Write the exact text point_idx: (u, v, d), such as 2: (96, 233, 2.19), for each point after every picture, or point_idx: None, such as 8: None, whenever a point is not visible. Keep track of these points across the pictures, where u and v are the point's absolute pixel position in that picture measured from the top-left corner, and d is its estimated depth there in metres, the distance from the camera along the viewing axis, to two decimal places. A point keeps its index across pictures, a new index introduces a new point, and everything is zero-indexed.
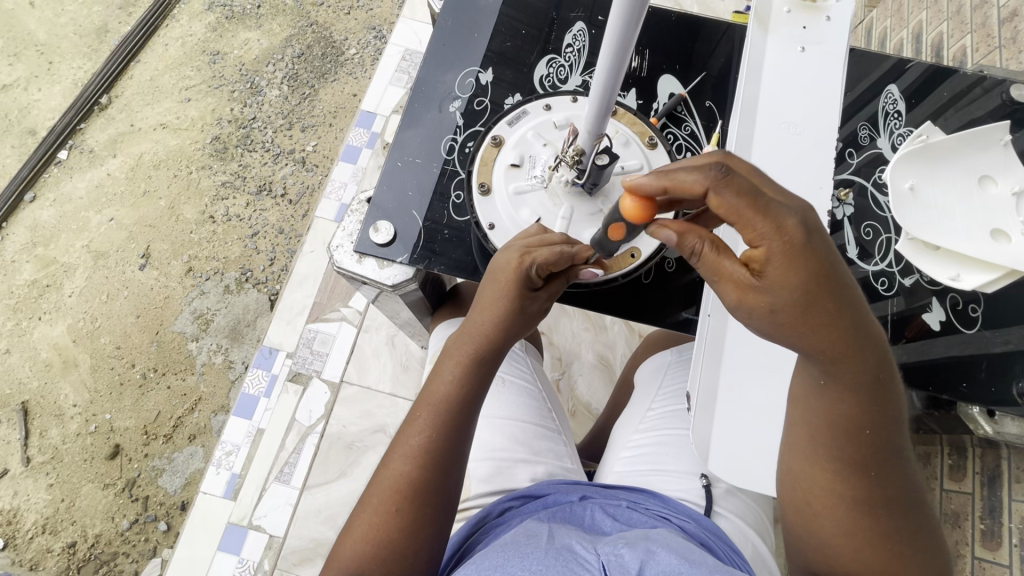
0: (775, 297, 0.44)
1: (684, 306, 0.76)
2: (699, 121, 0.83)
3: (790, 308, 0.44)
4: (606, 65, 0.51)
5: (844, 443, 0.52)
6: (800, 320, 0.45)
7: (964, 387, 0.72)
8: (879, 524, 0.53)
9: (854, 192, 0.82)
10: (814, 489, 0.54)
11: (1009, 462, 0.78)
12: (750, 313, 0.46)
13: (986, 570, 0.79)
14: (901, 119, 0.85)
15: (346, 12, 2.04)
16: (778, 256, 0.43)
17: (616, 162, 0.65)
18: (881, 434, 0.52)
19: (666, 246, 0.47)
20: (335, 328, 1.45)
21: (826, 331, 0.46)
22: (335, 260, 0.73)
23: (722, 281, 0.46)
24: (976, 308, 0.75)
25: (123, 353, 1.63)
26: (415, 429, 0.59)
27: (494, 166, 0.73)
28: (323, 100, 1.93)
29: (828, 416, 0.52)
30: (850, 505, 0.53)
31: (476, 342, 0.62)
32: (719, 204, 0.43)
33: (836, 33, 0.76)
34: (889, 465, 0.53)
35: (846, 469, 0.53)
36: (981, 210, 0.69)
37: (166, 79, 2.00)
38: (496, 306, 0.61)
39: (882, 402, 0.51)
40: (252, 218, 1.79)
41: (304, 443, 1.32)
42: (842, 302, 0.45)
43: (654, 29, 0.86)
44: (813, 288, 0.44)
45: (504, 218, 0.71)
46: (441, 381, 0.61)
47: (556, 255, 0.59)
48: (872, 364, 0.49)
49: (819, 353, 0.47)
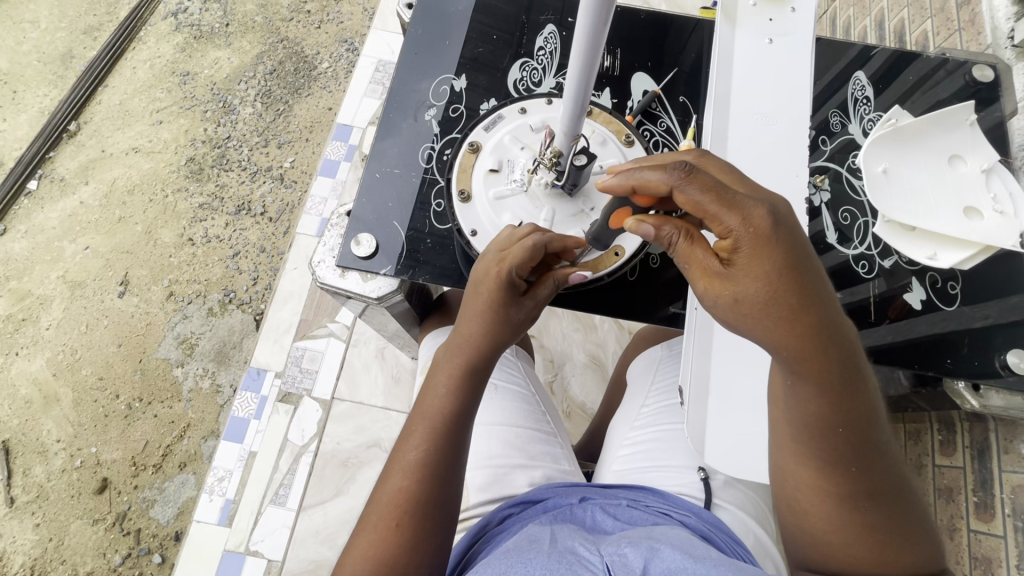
0: (740, 288, 0.47)
1: (671, 300, 0.76)
2: (675, 116, 0.83)
3: (757, 297, 0.46)
4: (581, 60, 0.50)
5: (822, 441, 0.52)
6: (765, 313, 0.47)
7: (949, 363, 0.72)
8: (868, 515, 0.54)
9: (829, 178, 0.83)
10: (800, 484, 0.55)
11: (997, 434, 0.80)
12: (715, 302, 0.48)
13: (981, 542, 0.80)
14: (870, 105, 0.87)
15: (316, 26, 2.03)
16: (747, 243, 0.45)
17: (594, 162, 0.64)
18: (856, 432, 0.52)
19: (646, 238, 0.51)
20: (323, 344, 1.44)
21: (794, 327, 0.47)
22: (318, 276, 0.71)
23: (693, 268, 0.49)
24: (954, 285, 0.76)
25: (106, 384, 1.60)
26: (411, 444, 0.59)
27: (473, 173, 0.72)
28: (298, 116, 1.91)
29: (803, 416, 0.52)
30: (836, 501, 0.54)
31: (469, 353, 0.61)
32: (683, 200, 0.47)
33: (801, 24, 0.78)
34: (868, 460, 0.53)
35: (825, 467, 0.53)
36: (953, 188, 0.71)
37: (136, 102, 1.97)
38: (484, 317, 0.61)
39: (854, 401, 0.51)
40: (232, 238, 1.76)
41: (298, 463, 1.31)
42: (808, 297, 0.47)
43: (623, 28, 0.87)
44: (783, 282, 0.46)
45: (486, 224, 0.69)
46: (436, 396, 0.61)
47: (531, 251, 0.58)
48: (838, 360, 0.49)
49: (786, 352, 0.48)
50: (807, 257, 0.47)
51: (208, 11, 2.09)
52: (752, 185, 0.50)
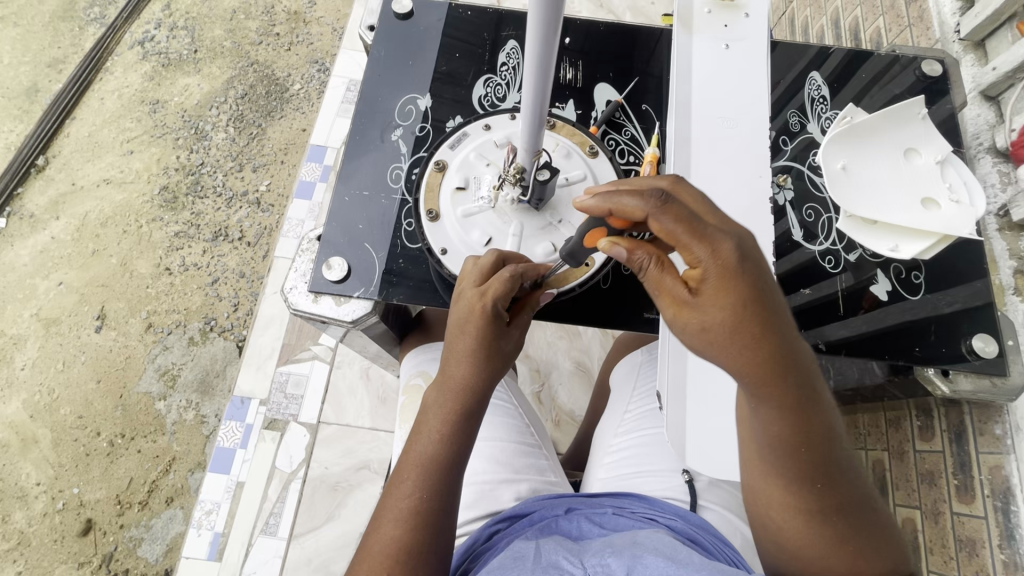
0: (706, 315, 0.47)
1: (645, 306, 0.76)
2: (639, 124, 0.85)
3: (722, 323, 0.47)
4: (535, 73, 0.51)
5: (790, 460, 0.52)
6: (727, 340, 0.48)
7: (918, 351, 0.74)
8: (838, 531, 0.54)
9: (791, 177, 0.85)
10: (771, 504, 0.55)
11: (971, 417, 0.82)
12: (682, 328, 0.49)
13: (964, 524, 0.82)
14: (827, 103, 0.90)
15: (286, 48, 2.03)
16: (713, 275, 0.47)
17: (557, 177, 0.65)
18: (820, 448, 0.53)
19: (617, 260, 0.51)
20: (308, 367, 1.43)
21: (752, 352, 0.48)
22: (290, 303, 0.70)
23: (663, 297, 0.50)
24: (918, 274, 0.78)
25: (86, 422, 1.56)
26: (403, 491, 0.58)
27: (440, 192, 0.72)
28: (272, 138, 1.91)
29: (770, 437, 0.52)
30: (807, 518, 0.54)
31: (459, 396, 0.60)
32: (658, 228, 0.48)
33: (754, 29, 0.80)
34: (832, 475, 0.54)
35: (794, 485, 0.53)
36: (911, 180, 0.73)
37: (106, 133, 1.95)
38: (474, 357, 0.60)
39: (814, 419, 0.52)
40: (211, 265, 1.74)
41: (288, 491, 1.28)
42: (768, 325, 0.48)
43: (587, 40, 0.88)
44: (746, 311, 0.47)
45: (455, 242, 0.69)
46: (425, 441, 0.60)
47: (511, 284, 0.60)
48: (796, 381, 0.50)
49: (747, 376, 0.49)
50: (767, 285, 0.48)
51: (176, 38, 2.08)
52: (725, 217, 0.50)
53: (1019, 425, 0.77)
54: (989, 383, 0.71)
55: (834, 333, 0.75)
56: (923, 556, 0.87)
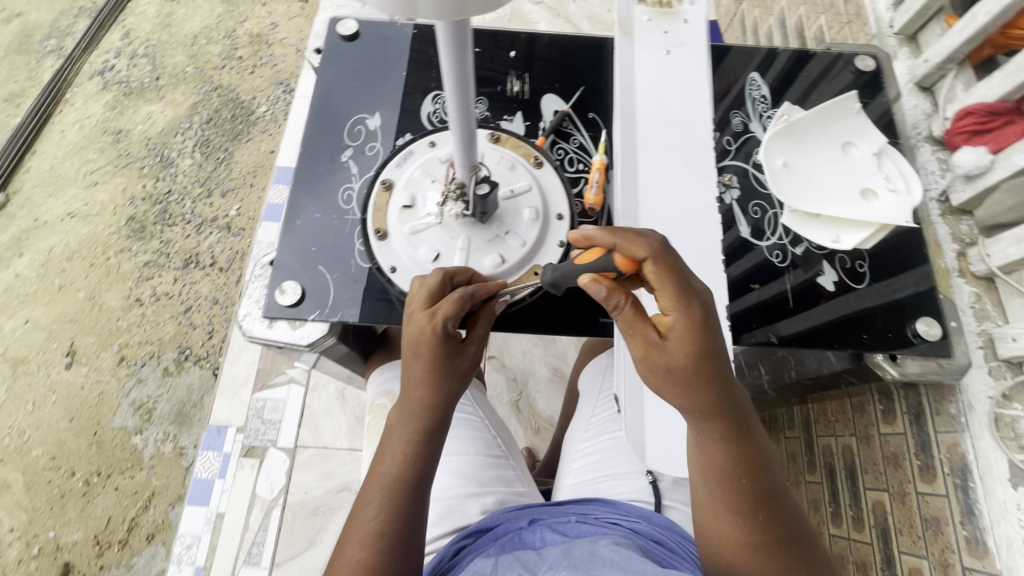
0: (672, 358, 0.53)
1: (599, 311, 0.76)
2: (586, 132, 0.86)
3: (684, 364, 0.53)
4: (456, 100, 0.47)
5: (733, 488, 0.55)
6: (684, 379, 0.53)
7: (866, 338, 0.75)
8: (782, 562, 0.55)
9: (736, 175, 0.86)
10: (722, 537, 0.56)
11: (928, 398, 0.85)
12: (651, 368, 0.54)
13: (929, 503, 0.83)
14: (767, 102, 0.92)
15: (249, 71, 2.02)
16: (680, 327, 0.53)
17: (498, 190, 0.63)
18: (758, 479, 0.56)
19: (598, 297, 0.55)
20: (284, 392, 1.41)
21: (693, 387, 0.54)
22: (245, 329, 0.72)
23: (636, 338, 0.55)
24: (862, 264, 0.80)
25: (60, 462, 1.52)
26: (368, 514, 0.57)
27: (388, 211, 0.71)
28: (240, 162, 1.89)
29: (713, 464, 0.55)
30: (754, 549, 0.55)
31: (419, 416, 0.59)
32: (654, 272, 0.53)
33: (693, 34, 0.82)
34: (774, 506, 0.56)
35: (739, 516, 0.55)
36: (851, 173, 0.75)
37: (68, 166, 1.92)
38: (429, 378, 0.59)
39: (750, 450, 0.56)
40: (183, 293, 1.71)
41: (270, 518, 1.27)
42: (714, 365, 0.54)
43: (553, 49, 0.90)
44: (701, 354, 0.53)
45: (405, 260, 0.69)
46: (388, 463, 0.59)
47: (462, 303, 0.61)
48: (732, 413, 0.55)
49: (689, 407, 0.54)
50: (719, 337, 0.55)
51: (137, 67, 2.06)
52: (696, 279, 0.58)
53: (971, 404, 0.79)
54: (935, 364, 0.75)
55: (785, 328, 0.76)
56: (893, 538, 0.88)
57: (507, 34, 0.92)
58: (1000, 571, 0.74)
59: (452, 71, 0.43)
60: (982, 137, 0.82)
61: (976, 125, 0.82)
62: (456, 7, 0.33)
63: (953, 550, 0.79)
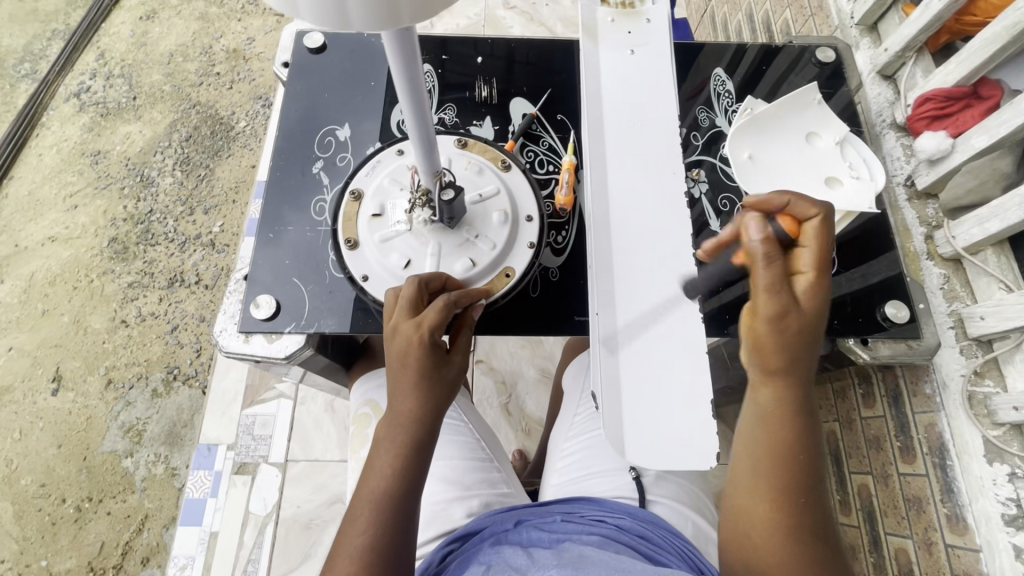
0: (798, 320, 0.54)
1: (574, 310, 0.77)
2: (555, 134, 0.87)
3: (803, 327, 0.54)
4: (410, 108, 0.48)
5: (781, 460, 0.54)
6: (792, 338, 0.54)
7: (836, 323, 0.79)
8: (813, 552, 0.52)
9: (704, 169, 0.88)
10: (755, 513, 0.54)
11: (904, 379, 0.85)
12: (773, 323, 0.54)
13: (910, 483, 0.84)
14: (732, 97, 0.94)
15: (228, 87, 2.02)
16: (811, 293, 0.55)
17: (463, 195, 0.64)
18: (809, 465, 0.54)
19: (757, 242, 0.54)
20: (274, 407, 1.40)
21: (790, 347, 0.55)
22: (221, 345, 0.70)
23: (774, 293, 0.54)
24: (831, 251, 0.84)
25: (50, 490, 1.50)
26: (357, 529, 0.56)
27: (358, 220, 0.72)
28: (221, 178, 1.88)
29: (768, 431, 0.55)
30: (788, 531, 0.52)
31: (407, 428, 0.59)
32: (815, 240, 0.55)
33: (656, 33, 0.84)
34: (816, 497, 0.54)
35: (779, 495, 0.53)
36: (814, 162, 0.77)
37: (47, 190, 1.90)
38: (417, 390, 0.58)
39: (808, 433, 0.55)
40: (168, 312, 1.70)
41: (264, 535, 1.26)
42: (810, 332, 0.55)
43: (533, 50, 0.91)
44: (814, 322, 0.55)
45: (376, 268, 0.70)
46: (377, 476, 0.58)
47: (445, 312, 0.60)
48: (801, 388, 0.56)
49: (770, 363, 0.55)
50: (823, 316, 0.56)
51: (113, 87, 2.05)
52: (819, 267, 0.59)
53: (945, 382, 0.80)
54: (904, 346, 0.77)
55: None
56: (879, 520, 0.91)
57: (483, 40, 0.93)
58: (980, 547, 0.74)
59: (404, 82, 0.44)
60: (942, 122, 0.83)
61: (935, 111, 0.84)
62: (387, 15, 0.34)
63: (936, 528, 0.80)
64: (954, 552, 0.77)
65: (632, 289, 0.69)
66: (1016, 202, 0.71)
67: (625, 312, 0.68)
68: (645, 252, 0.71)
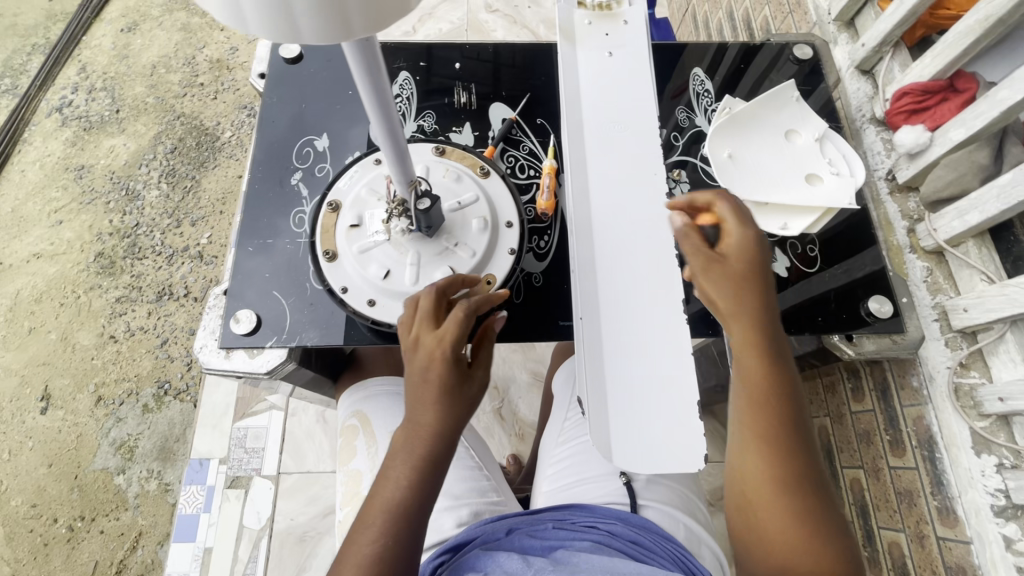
0: (734, 270, 0.58)
1: (559, 315, 0.77)
2: (535, 138, 0.87)
3: (739, 275, 0.58)
4: (379, 122, 0.47)
5: (760, 407, 0.55)
6: (732, 287, 0.58)
7: (820, 320, 0.79)
8: (801, 497, 0.52)
9: (686, 170, 0.88)
10: (744, 462, 0.55)
11: (891, 373, 0.86)
12: (709, 280, 0.59)
13: (901, 476, 0.84)
14: (711, 96, 0.94)
15: (212, 97, 2.01)
16: (739, 245, 0.59)
17: (440, 203, 0.63)
18: (789, 410, 0.55)
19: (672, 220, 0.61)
20: (266, 419, 1.39)
21: (739, 296, 0.58)
22: (202, 362, 0.70)
23: (702, 255, 0.60)
24: (814, 248, 0.85)
25: (41, 510, 1.48)
26: (366, 537, 0.53)
27: (336, 232, 0.71)
28: (207, 189, 1.87)
29: (745, 379, 0.57)
30: (774, 478, 0.53)
31: (427, 442, 0.56)
32: (726, 202, 0.61)
33: (633, 34, 0.84)
34: (802, 443, 0.54)
35: (764, 442, 0.54)
36: (793, 159, 0.77)
37: (31, 206, 1.88)
38: (440, 405, 0.56)
39: (784, 379, 0.56)
40: (158, 326, 1.68)
41: (258, 549, 1.24)
42: (754, 280, 0.58)
43: (518, 53, 0.91)
44: (750, 270, 0.58)
45: (355, 279, 0.70)
46: (392, 485, 0.55)
47: (468, 326, 0.59)
48: (767, 336, 0.57)
49: (724, 314, 0.58)
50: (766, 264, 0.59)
51: (96, 101, 2.03)
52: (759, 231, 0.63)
53: (931, 375, 0.79)
54: (889, 341, 0.77)
55: None
56: (872, 514, 0.91)
57: (461, 46, 0.93)
58: (971, 539, 0.74)
59: (370, 96, 0.44)
60: (920, 116, 0.84)
61: (913, 105, 0.84)
62: (337, 29, 0.34)
63: (927, 521, 0.80)
64: (945, 545, 0.77)
65: (617, 291, 0.69)
66: (993, 195, 0.71)
67: (610, 316, 0.68)
68: (627, 254, 0.71)
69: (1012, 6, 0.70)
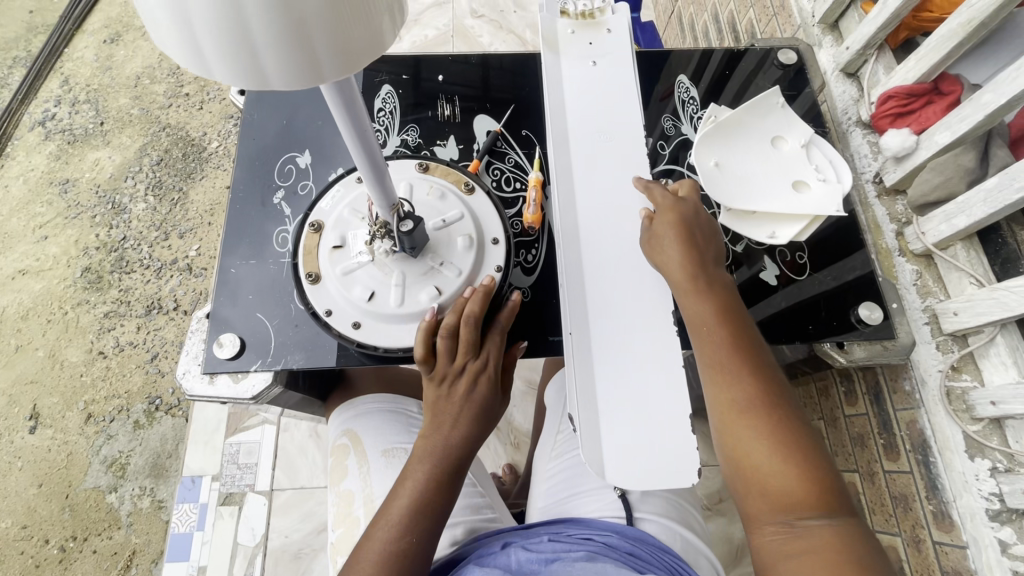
0: (664, 231, 0.68)
1: (547, 331, 0.76)
2: (520, 150, 0.86)
3: (670, 234, 0.67)
4: (358, 152, 0.46)
5: (711, 340, 0.61)
6: (665, 245, 0.67)
7: (812, 328, 0.79)
8: (763, 413, 0.56)
9: (674, 179, 0.88)
10: (710, 397, 0.59)
11: (884, 376, 0.86)
12: (649, 247, 0.68)
13: (896, 480, 0.85)
14: (696, 104, 0.94)
15: (197, 107, 1.98)
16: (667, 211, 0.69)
17: (423, 224, 0.62)
18: (738, 339, 0.61)
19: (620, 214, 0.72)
20: (258, 433, 1.37)
21: (674, 251, 0.66)
22: (186, 389, 0.70)
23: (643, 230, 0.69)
24: (803, 255, 0.84)
25: (32, 531, 1.45)
26: (388, 527, 0.57)
27: (319, 253, 0.70)
28: (195, 201, 1.84)
29: (695, 320, 0.63)
30: (736, 400, 0.57)
31: (457, 452, 0.62)
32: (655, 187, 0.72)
33: (616, 43, 0.83)
34: (757, 365, 0.59)
35: (721, 371, 0.59)
36: (779, 168, 0.77)
37: (16, 221, 1.85)
38: (474, 421, 0.62)
39: (728, 313, 0.62)
40: (147, 341, 1.66)
41: (253, 567, 1.23)
42: (684, 236, 0.67)
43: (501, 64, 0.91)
44: (680, 229, 0.67)
45: (339, 302, 0.69)
46: (415, 486, 0.59)
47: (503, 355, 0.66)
48: (707, 280, 0.64)
49: (666, 269, 0.66)
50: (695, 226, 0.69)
51: (79, 113, 2.01)
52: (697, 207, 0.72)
53: (923, 379, 0.79)
54: (880, 347, 0.77)
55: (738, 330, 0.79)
56: (867, 517, 0.91)
57: (444, 57, 0.92)
58: (967, 543, 0.74)
59: (348, 127, 0.43)
60: (906, 119, 0.84)
61: (898, 109, 0.84)
62: (307, 72, 0.34)
63: (923, 525, 0.80)
64: (942, 549, 0.77)
65: (605, 306, 0.68)
66: (979, 198, 0.71)
67: (599, 332, 0.67)
68: (614, 268, 0.70)
69: (994, 9, 0.69)
